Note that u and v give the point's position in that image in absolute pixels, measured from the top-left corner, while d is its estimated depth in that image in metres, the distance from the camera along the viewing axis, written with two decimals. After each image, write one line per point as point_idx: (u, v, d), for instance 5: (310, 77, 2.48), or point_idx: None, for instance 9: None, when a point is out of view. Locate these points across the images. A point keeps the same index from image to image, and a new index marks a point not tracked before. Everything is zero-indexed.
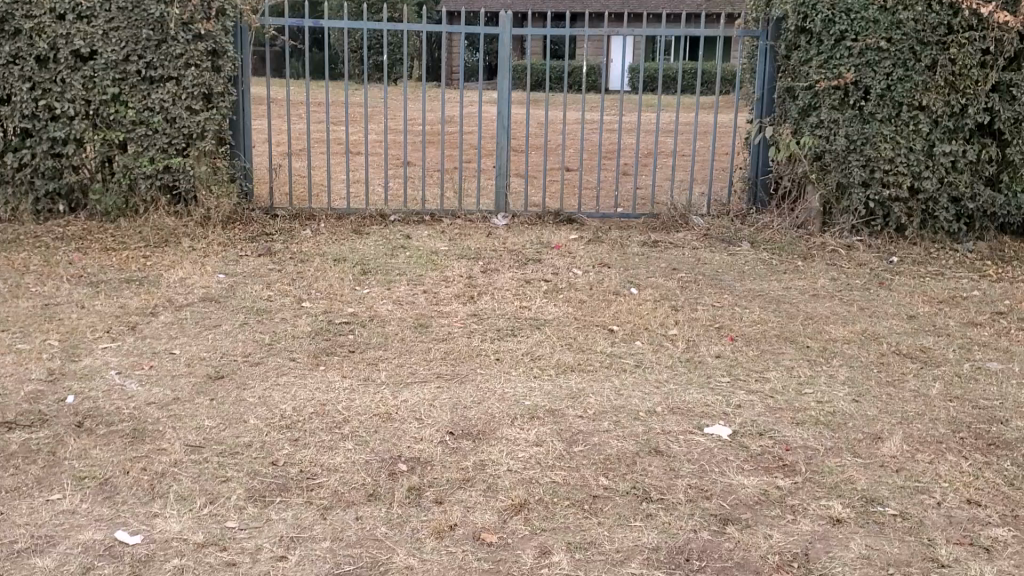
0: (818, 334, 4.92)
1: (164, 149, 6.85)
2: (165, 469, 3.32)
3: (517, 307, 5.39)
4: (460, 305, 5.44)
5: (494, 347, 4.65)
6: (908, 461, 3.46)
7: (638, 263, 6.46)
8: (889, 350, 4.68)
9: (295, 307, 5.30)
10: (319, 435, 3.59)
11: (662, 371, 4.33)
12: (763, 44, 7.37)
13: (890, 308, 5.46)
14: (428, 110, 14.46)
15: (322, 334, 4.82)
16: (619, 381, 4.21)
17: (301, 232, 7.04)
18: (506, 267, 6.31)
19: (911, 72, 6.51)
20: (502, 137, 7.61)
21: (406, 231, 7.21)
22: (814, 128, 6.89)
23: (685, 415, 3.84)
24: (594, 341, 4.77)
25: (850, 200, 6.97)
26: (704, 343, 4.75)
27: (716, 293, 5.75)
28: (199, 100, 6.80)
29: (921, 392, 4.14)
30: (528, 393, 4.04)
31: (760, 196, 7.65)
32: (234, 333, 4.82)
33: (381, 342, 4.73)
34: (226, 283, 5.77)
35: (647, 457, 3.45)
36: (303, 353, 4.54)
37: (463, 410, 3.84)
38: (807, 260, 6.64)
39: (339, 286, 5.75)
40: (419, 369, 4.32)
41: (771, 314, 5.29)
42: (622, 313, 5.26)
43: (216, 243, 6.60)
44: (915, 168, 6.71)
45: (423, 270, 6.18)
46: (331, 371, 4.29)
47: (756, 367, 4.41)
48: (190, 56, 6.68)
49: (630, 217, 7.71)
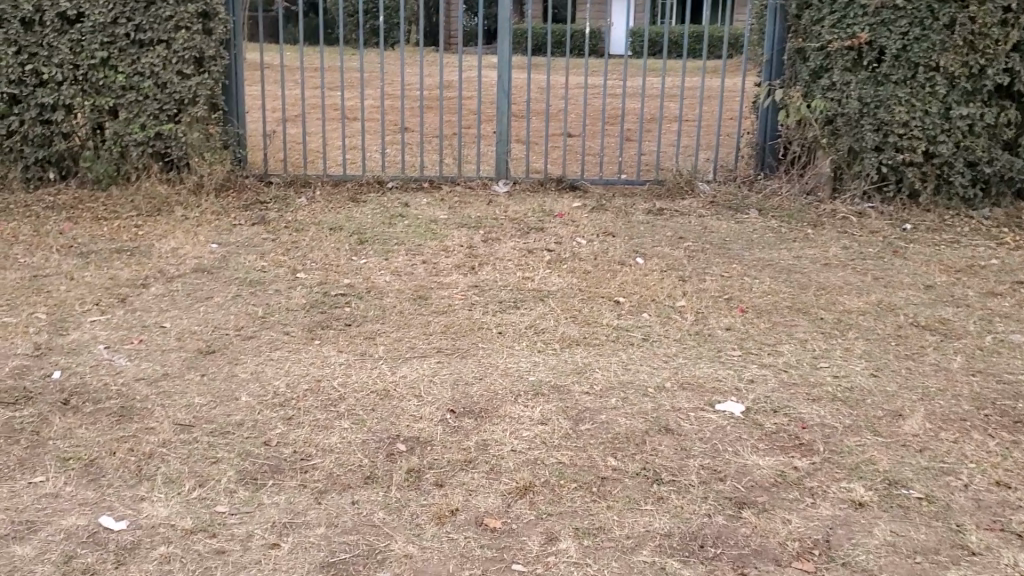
0: (832, 306, 4.76)
1: (156, 115, 6.64)
2: (152, 450, 3.16)
3: (521, 277, 5.22)
4: (461, 276, 5.27)
5: (497, 319, 4.49)
6: (932, 441, 3.31)
7: (644, 232, 6.28)
8: (906, 322, 4.51)
9: (290, 279, 5.12)
10: (314, 414, 3.43)
11: (670, 345, 4.17)
12: (772, 4, 7.14)
13: (905, 278, 5.29)
14: (428, 76, 14.21)
15: (318, 307, 4.66)
16: (626, 355, 4.05)
17: (297, 200, 6.86)
18: (509, 236, 6.13)
19: (928, 31, 6.28)
20: (503, 101, 7.40)
21: (404, 199, 7.02)
22: (825, 90, 6.70)
23: (696, 390, 3.68)
24: (600, 313, 4.60)
25: (862, 165, 6.77)
26: (713, 315, 4.59)
27: (724, 262, 5.57)
28: (190, 63, 6.59)
29: (941, 365, 3.99)
30: (533, 368, 3.88)
31: (768, 161, 7.45)
32: (227, 306, 4.66)
33: (379, 314, 4.56)
34: (219, 253, 5.59)
35: (657, 436, 3.30)
36: (298, 327, 4.37)
37: (464, 386, 3.68)
38: (817, 227, 6.46)
39: (336, 257, 5.57)
40: (418, 344, 4.16)
41: (782, 284, 5.11)
42: (629, 284, 5.08)
43: (209, 212, 6.42)
44: (930, 131, 6.49)
45: (423, 239, 6.00)
46: (327, 346, 4.12)
47: (768, 340, 4.25)
48: (181, 18, 6.47)
49: (635, 183, 7.52)
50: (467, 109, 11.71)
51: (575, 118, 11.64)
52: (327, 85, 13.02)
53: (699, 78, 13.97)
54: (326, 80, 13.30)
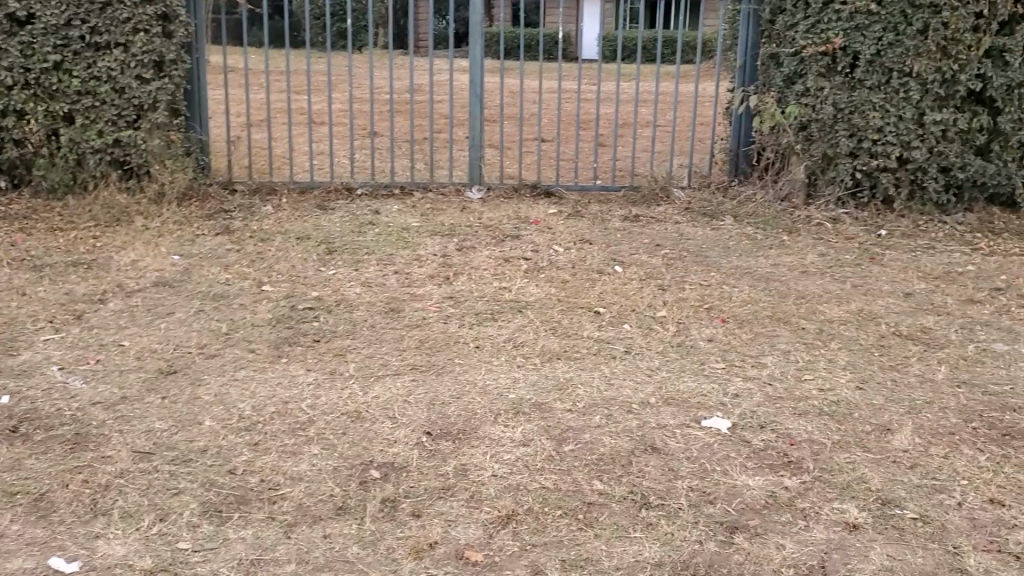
0: (813, 315, 4.66)
1: (114, 121, 6.42)
2: (108, 481, 2.98)
3: (496, 288, 5.07)
4: (434, 287, 5.11)
5: (473, 333, 4.34)
6: (922, 456, 3.21)
7: (619, 239, 6.16)
8: (888, 332, 4.43)
9: (255, 292, 4.94)
10: (282, 439, 3.27)
11: (653, 358, 4.04)
12: (745, 8, 7.08)
13: (884, 285, 5.21)
14: (396, 80, 14.03)
15: (284, 322, 4.48)
16: (607, 369, 3.91)
17: (263, 209, 6.66)
18: (482, 244, 5.98)
19: (902, 37, 6.24)
20: (475, 107, 7.26)
21: (374, 207, 6.84)
22: (800, 96, 6.65)
23: (681, 406, 3.56)
24: (578, 325, 4.47)
25: (836, 171, 6.73)
26: (694, 325, 4.47)
27: (702, 270, 5.47)
28: (150, 67, 6.39)
29: (927, 377, 3.90)
30: (511, 384, 3.74)
31: (742, 167, 7.37)
32: (189, 322, 4.47)
33: (349, 329, 4.39)
34: (181, 266, 5.40)
35: (643, 456, 3.17)
36: (264, 344, 4.19)
37: (441, 406, 3.53)
38: (792, 233, 6.38)
39: (303, 268, 5.39)
40: (392, 360, 4.00)
41: (762, 293, 5.01)
42: (607, 294, 4.96)
43: (170, 222, 6.21)
44: (905, 137, 6.43)
45: (394, 249, 5.84)
46: (295, 364, 3.95)
47: (751, 352, 4.14)
48: (139, 20, 6.25)
49: (609, 190, 7.40)
50: (437, 114, 11.55)
51: (546, 122, 11.51)
52: (293, 89, 12.79)
53: (670, 82, 13.90)
54: (292, 84, 13.07)
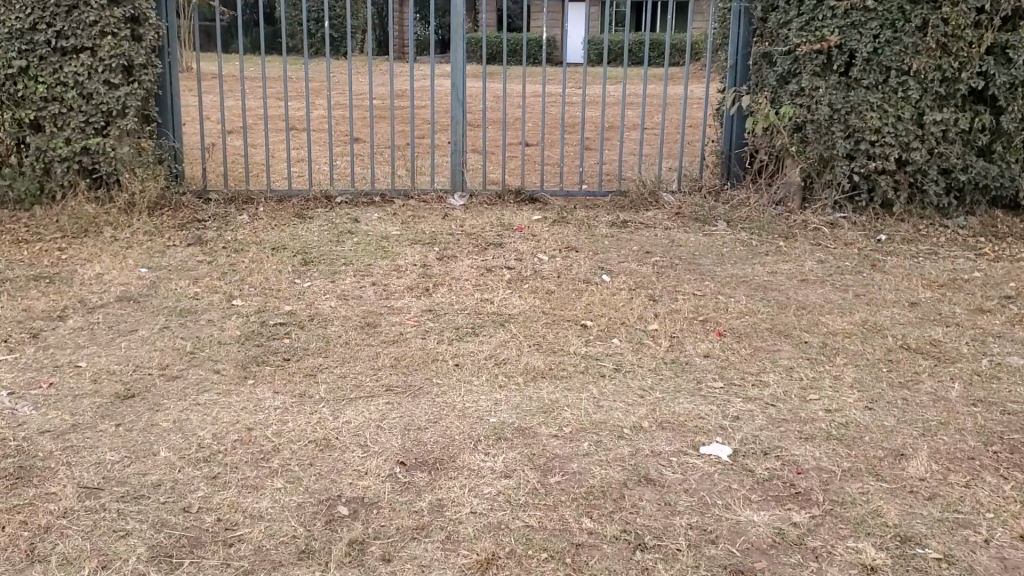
0: (815, 327, 4.41)
1: (82, 128, 6.14)
2: (50, 522, 2.68)
3: (478, 300, 4.80)
4: (413, 299, 4.84)
5: (453, 350, 4.07)
6: (942, 486, 2.96)
7: (608, 247, 5.90)
8: (896, 345, 4.18)
9: (225, 306, 4.67)
10: (242, 471, 3.00)
11: (645, 376, 3.77)
12: (736, 6, 6.83)
13: (888, 294, 4.96)
14: (379, 84, 13.77)
15: (252, 340, 4.20)
16: (596, 389, 3.64)
17: (237, 219, 6.40)
18: (465, 253, 5.71)
19: (900, 34, 5.99)
20: (457, 111, 7.00)
21: (354, 215, 6.57)
22: (794, 95, 6.40)
23: (676, 431, 3.29)
24: (565, 341, 4.19)
25: (833, 174, 6.47)
26: (689, 340, 4.20)
27: (696, 279, 5.21)
28: (118, 73, 6.11)
29: (940, 395, 3.64)
30: (494, 407, 3.47)
31: (734, 170, 7.12)
32: (151, 340, 4.18)
33: (321, 346, 4.12)
34: (148, 279, 5.12)
35: (636, 488, 2.91)
36: (230, 363, 3.91)
37: (417, 433, 3.25)
38: (789, 239, 6.13)
39: (276, 280, 5.12)
40: (365, 381, 3.72)
41: (760, 304, 4.75)
42: (596, 306, 4.70)
43: (140, 232, 5.93)
44: (904, 138, 6.19)
45: (373, 259, 5.56)
46: (262, 386, 3.68)
47: (751, 369, 3.88)
48: (106, 23, 5.96)
49: (597, 195, 7.15)
50: (421, 119, 11.28)
51: (533, 126, 11.25)
52: (274, 94, 12.49)
53: (659, 85, 13.64)
54: (273, 90, 12.79)
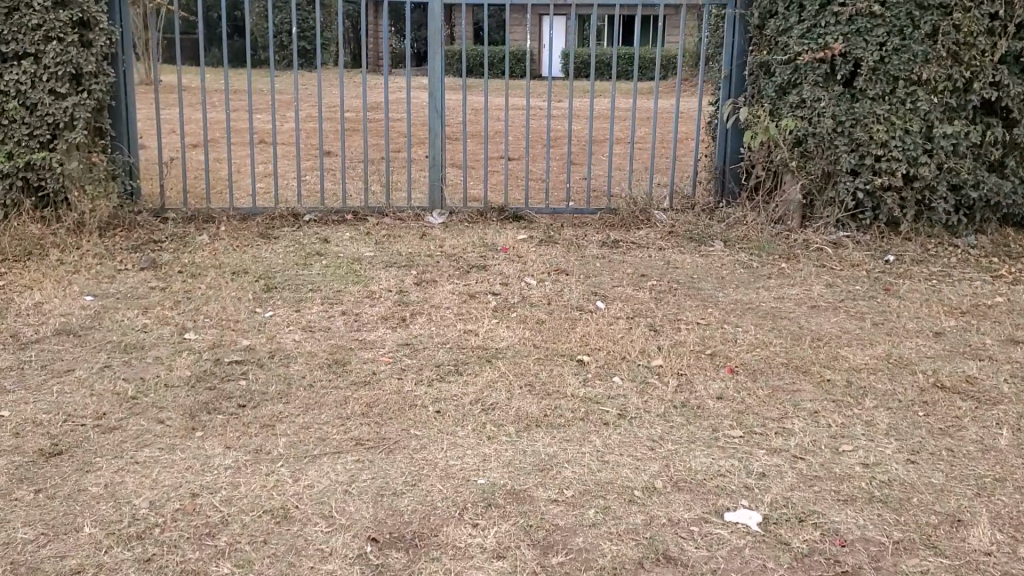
0: (836, 362, 3.97)
1: (26, 141, 5.61)
2: None
3: (460, 331, 4.33)
4: (388, 331, 4.36)
5: (433, 393, 3.59)
6: (1013, 562, 2.51)
7: (599, 269, 5.45)
8: (928, 383, 3.74)
9: (176, 341, 4.16)
10: (181, 551, 2.52)
11: (654, 424, 3.31)
12: (730, 13, 6.36)
13: (910, 323, 4.54)
14: (353, 98, 13.30)
15: (205, 381, 3.70)
16: (599, 440, 3.17)
17: (197, 240, 5.89)
18: (445, 277, 5.24)
19: (909, 41, 5.58)
20: (436, 124, 6.53)
21: (324, 235, 6.09)
22: (795, 108, 5.97)
23: (694, 492, 2.84)
24: (560, 380, 3.72)
25: (835, 191, 6.04)
26: (699, 378, 3.74)
27: (699, 306, 4.76)
28: (65, 81, 5.59)
29: (988, 444, 3.20)
30: (482, 465, 2.99)
31: (729, 186, 6.69)
32: (89, 381, 3.68)
33: (282, 390, 3.62)
34: (92, 308, 4.60)
35: (655, 570, 2.45)
36: (177, 411, 3.41)
37: (392, 499, 2.79)
38: (791, 260, 5.69)
39: (236, 310, 4.62)
40: (331, 434, 3.23)
41: (771, 334, 4.31)
42: (591, 337, 4.24)
43: (89, 256, 5.42)
44: (912, 153, 5.76)
45: (343, 284, 5.08)
46: (211, 441, 3.17)
47: (772, 415, 3.42)
48: (51, 26, 5.46)
49: (583, 213, 6.71)
50: (397, 133, 10.81)
51: (513, 140, 10.78)
52: (244, 107, 11.99)
53: (642, 100, 13.26)
54: (242, 103, 12.29)
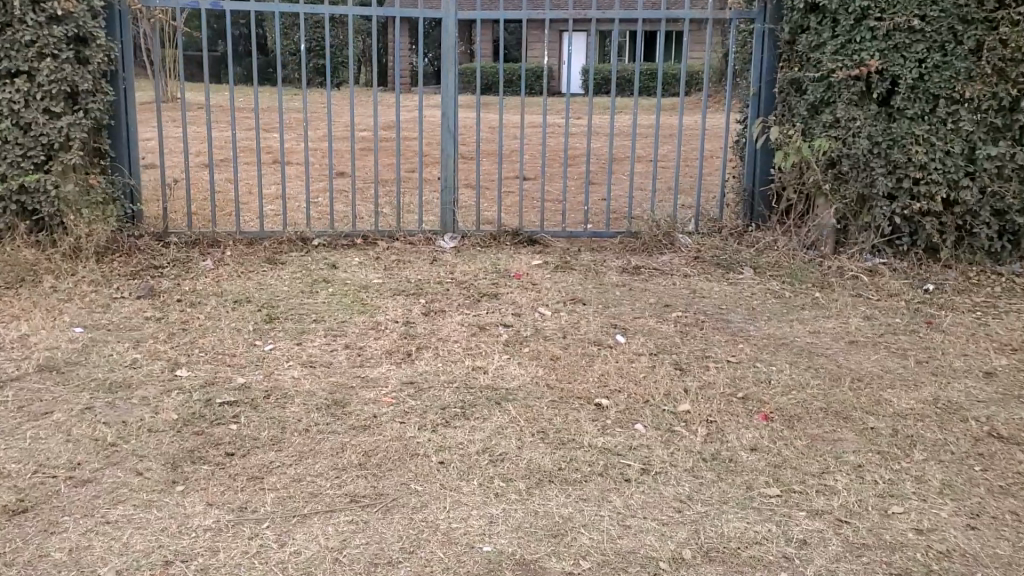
0: (879, 407, 3.64)
1: (18, 162, 5.36)
2: None
3: (469, 369, 4.02)
4: (392, 367, 4.06)
5: (438, 440, 3.28)
6: None
7: (619, 298, 5.14)
8: (983, 433, 3.41)
9: (166, 379, 3.88)
10: None
11: (681, 482, 2.99)
12: (759, 27, 6.09)
13: (956, 361, 4.20)
14: (369, 116, 13.09)
15: (192, 425, 3.42)
16: (620, 501, 2.86)
17: (199, 265, 5.64)
18: (455, 306, 4.94)
19: (950, 58, 5.25)
20: (448, 145, 6.24)
21: (332, 260, 5.82)
22: (828, 127, 5.63)
23: (726, 566, 2.53)
24: (576, 427, 3.41)
25: (871, 215, 5.71)
26: (729, 426, 3.42)
27: (727, 341, 4.44)
28: (60, 100, 5.36)
29: None
30: (488, 529, 2.69)
31: (758, 209, 6.36)
32: (68, 425, 3.39)
33: (275, 436, 3.32)
34: (81, 341, 4.34)
35: None
36: (158, 460, 3.12)
37: (386, 570, 2.49)
38: (825, 289, 5.36)
39: (233, 343, 4.35)
40: (324, 488, 2.93)
41: (806, 374, 3.98)
42: (610, 377, 3.92)
43: (84, 283, 5.17)
44: (952, 175, 5.43)
45: (348, 314, 4.79)
46: (192, 496, 2.88)
47: (812, 469, 3.10)
48: (45, 43, 5.22)
49: (603, 236, 6.41)
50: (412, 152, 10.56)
51: (531, 159, 10.51)
52: (258, 126, 11.78)
53: (664, 117, 12.96)
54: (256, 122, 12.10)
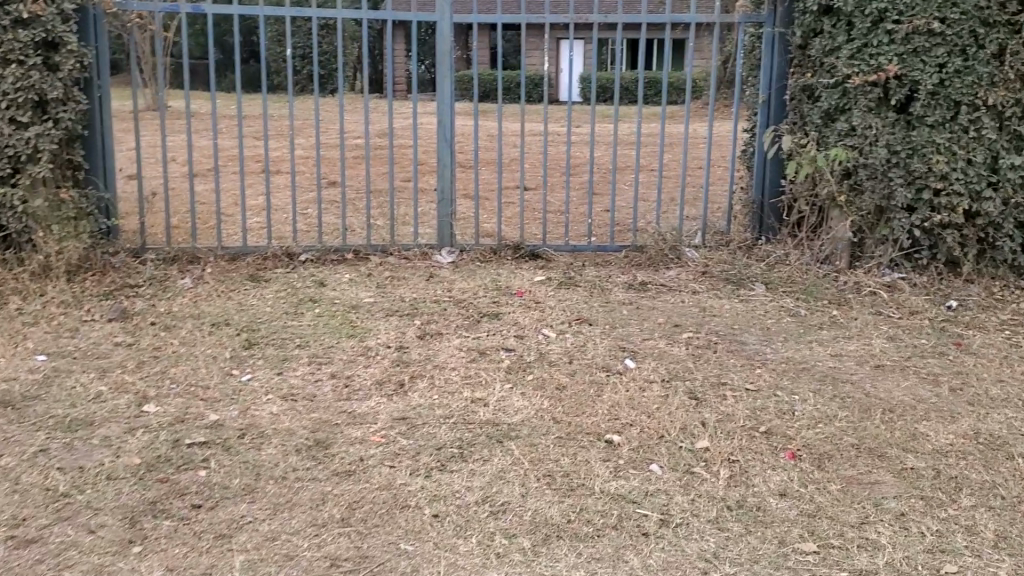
0: (918, 443, 3.30)
1: None
2: None
3: (467, 401, 3.67)
4: (382, 399, 3.71)
5: (432, 488, 2.94)
6: None
7: (626, 317, 4.81)
8: None
9: (131, 415, 3.53)
10: None
11: (706, 536, 2.65)
12: (768, 32, 5.76)
13: (993, 388, 3.86)
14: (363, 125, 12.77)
15: (157, 470, 3.07)
16: (637, 561, 2.53)
17: (178, 284, 5.29)
18: (452, 328, 4.60)
19: (972, 62, 4.92)
20: (443, 156, 5.92)
21: (320, 277, 5.48)
22: (843, 135, 5.32)
23: None
24: (586, 469, 3.07)
25: (890, 228, 5.37)
26: (754, 467, 3.08)
27: (744, 366, 4.10)
28: (27, 109, 5.00)
29: None
30: None
31: (768, 222, 6.03)
32: (17, 471, 3.04)
33: (248, 484, 2.98)
34: (42, 371, 3.99)
35: None
36: (115, 514, 2.77)
37: None
38: (843, 307, 5.03)
39: (209, 372, 4.00)
40: (301, 549, 2.58)
41: (834, 405, 3.64)
42: (621, 409, 3.57)
43: (53, 304, 4.82)
44: (974, 186, 5.07)
45: (335, 338, 4.45)
46: (150, 560, 2.53)
47: (851, 518, 2.77)
48: (10, 48, 4.87)
49: (606, 250, 6.08)
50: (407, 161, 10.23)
51: (530, 168, 10.20)
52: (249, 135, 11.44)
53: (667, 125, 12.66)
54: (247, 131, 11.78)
